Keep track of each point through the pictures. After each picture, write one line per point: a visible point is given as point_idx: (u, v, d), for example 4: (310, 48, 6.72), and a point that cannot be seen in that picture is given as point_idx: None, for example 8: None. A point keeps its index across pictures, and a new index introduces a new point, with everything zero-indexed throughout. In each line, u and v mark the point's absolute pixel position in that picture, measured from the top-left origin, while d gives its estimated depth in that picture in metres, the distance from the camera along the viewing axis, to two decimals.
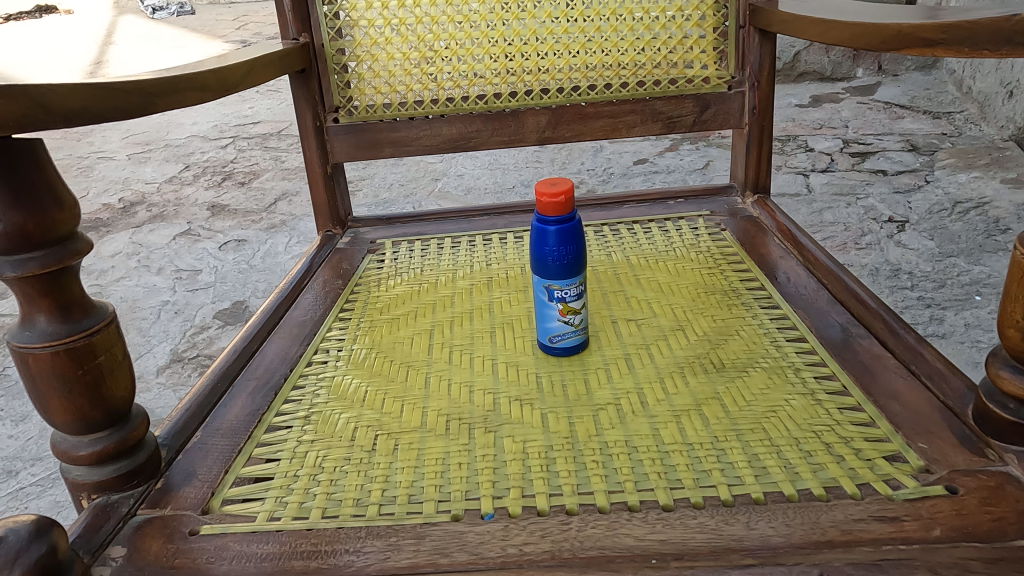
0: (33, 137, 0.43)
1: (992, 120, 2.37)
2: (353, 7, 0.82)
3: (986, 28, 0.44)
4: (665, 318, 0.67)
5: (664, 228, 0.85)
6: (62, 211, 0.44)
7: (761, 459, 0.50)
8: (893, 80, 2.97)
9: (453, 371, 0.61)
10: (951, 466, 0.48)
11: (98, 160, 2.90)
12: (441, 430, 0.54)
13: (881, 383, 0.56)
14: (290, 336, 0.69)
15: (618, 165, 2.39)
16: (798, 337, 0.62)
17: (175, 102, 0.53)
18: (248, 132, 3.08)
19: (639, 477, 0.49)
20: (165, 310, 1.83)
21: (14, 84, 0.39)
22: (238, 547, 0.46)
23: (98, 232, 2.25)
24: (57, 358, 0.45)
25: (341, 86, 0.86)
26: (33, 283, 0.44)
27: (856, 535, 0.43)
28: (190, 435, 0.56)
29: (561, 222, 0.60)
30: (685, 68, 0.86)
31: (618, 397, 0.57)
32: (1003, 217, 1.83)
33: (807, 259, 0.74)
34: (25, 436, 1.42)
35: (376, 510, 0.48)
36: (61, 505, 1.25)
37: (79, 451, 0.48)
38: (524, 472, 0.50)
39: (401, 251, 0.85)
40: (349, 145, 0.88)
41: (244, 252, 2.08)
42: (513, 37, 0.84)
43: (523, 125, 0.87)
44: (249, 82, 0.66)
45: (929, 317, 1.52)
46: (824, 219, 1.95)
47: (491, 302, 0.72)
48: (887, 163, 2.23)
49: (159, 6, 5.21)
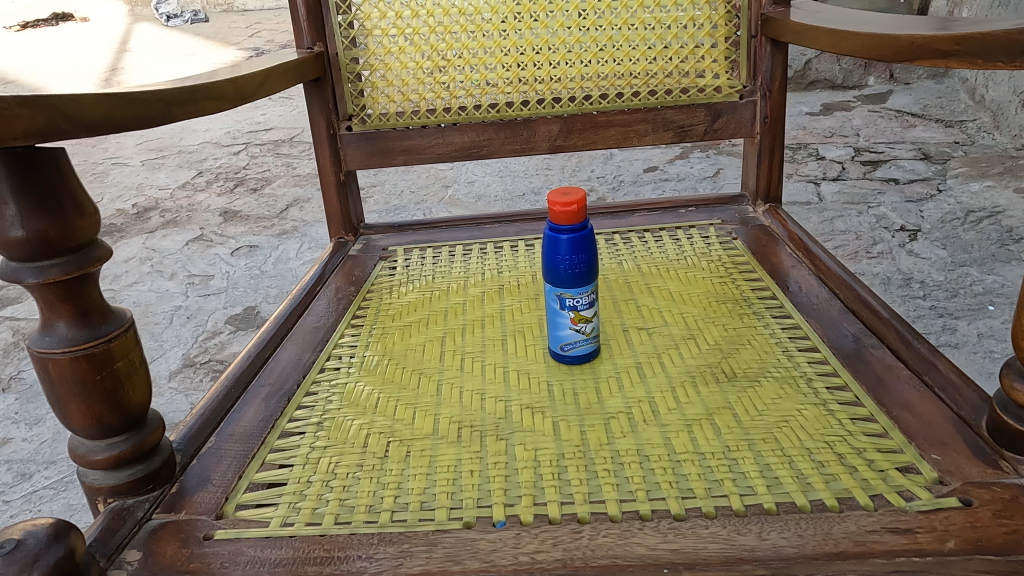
0: (56, 145, 0.44)
1: (1004, 129, 2.36)
2: (367, 17, 0.83)
3: (1000, 40, 0.44)
4: (676, 327, 0.67)
5: (675, 237, 0.85)
6: (84, 219, 0.44)
7: (773, 468, 0.50)
8: (905, 88, 2.96)
9: (465, 378, 0.62)
10: (964, 478, 0.47)
11: (112, 166, 2.93)
12: (453, 437, 0.55)
13: (893, 393, 0.56)
14: (304, 341, 0.69)
15: (628, 172, 2.40)
16: (810, 347, 0.62)
17: (193, 111, 0.53)
18: (259, 138, 3.11)
19: (651, 486, 0.49)
20: (178, 315, 1.84)
21: (38, 95, 0.39)
22: (252, 552, 0.46)
23: (112, 238, 2.27)
24: (76, 364, 0.46)
25: (355, 94, 0.87)
26: (53, 289, 0.45)
27: (870, 546, 0.43)
28: (204, 440, 0.56)
29: (573, 231, 0.60)
30: (697, 77, 0.86)
31: (629, 405, 0.57)
32: (1016, 227, 1.82)
33: (819, 268, 0.74)
34: (40, 438, 1.44)
35: (388, 516, 0.48)
36: (74, 508, 1.26)
37: (95, 455, 0.49)
38: (536, 480, 0.50)
39: (413, 258, 0.85)
40: (362, 153, 0.89)
41: (256, 257, 2.09)
42: (525, 46, 0.84)
43: (535, 133, 0.88)
44: (264, 92, 0.66)
45: (941, 327, 1.52)
46: (835, 228, 1.95)
47: (502, 309, 0.72)
48: (898, 172, 2.22)
49: (173, 14, 5.29)
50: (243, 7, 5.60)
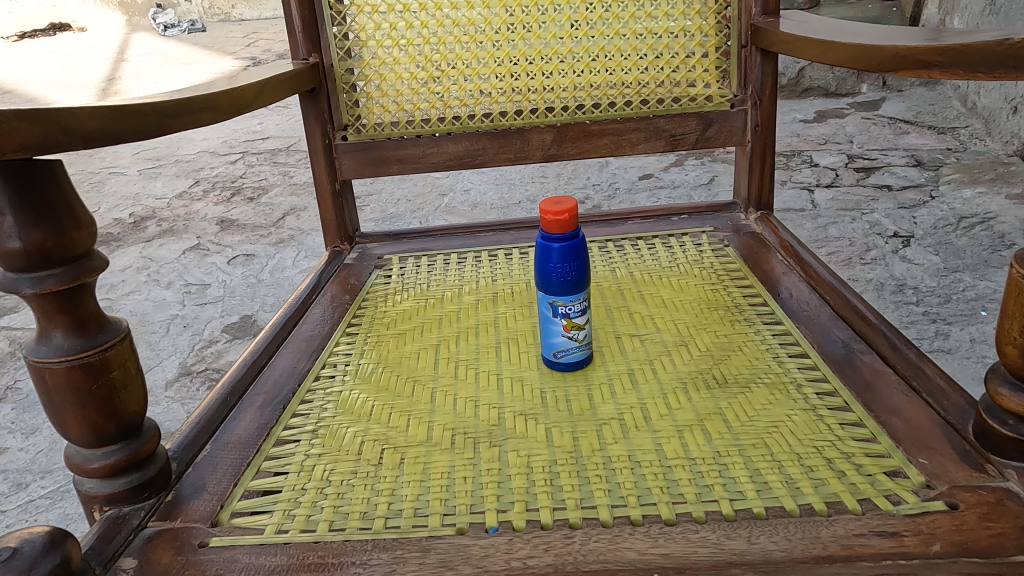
0: (53, 158, 0.45)
1: (996, 135, 2.39)
2: (362, 28, 0.84)
3: (980, 52, 0.45)
4: (668, 334, 0.67)
5: (667, 245, 0.86)
6: (80, 229, 0.45)
7: (763, 474, 0.50)
8: (898, 95, 2.99)
9: (459, 386, 0.62)
10: (951, 482, 0.48)
11: (110, 175, 2.94)
12: (447, 444, 0.55)
13: (882, 399, 0.56)
14: (299, 349, 0.70)
15: (623, 180, 2.41)
16: (800, 353, 0.63)
17: (189, 123, 0.54)
18: (257, 147, 3.12)
19: (642, 491, 0.49)
20: (175, 324, 1.85)
21: (37, 109, 0.40)
22: (247, 559, 0.46)
23: (109, 247, 2.27)
24: (72, 373, 0.46)
25: (350, 105, 0.87)
26: (49, 299, 0.45)
27: (857, 550, 0.44)
28: (200, 449, 0.57)
29: (565, 239, 0.61)
30: (689, 87, 0.87)
31: (621, 412, 0.57)
32: (1008, 232, 1.83)
33: (809, 276, 0.75)
34: (37, 448, 1.44)
35: (382, 523, 0.48)
36: (70, 517, 1.26)
37: (91, 464, 0.49)
38: (528, 486, 0.51)
39: (408, 267, 0.86)
40: (357, 162, 0.89)
41: (252, 266, 2.10)
42: (518, 57, 0.85)
43: (529, 142, 0.89)
44: (260, 102, 0.67)
45: (935, 332, 1.52)
46: (828, 234, 1.96)
47: (497, 317, 0.73)
48: (891, 178, 2.24)
49: (171, 24, 5.34)
50: (240, 17, 5.60)
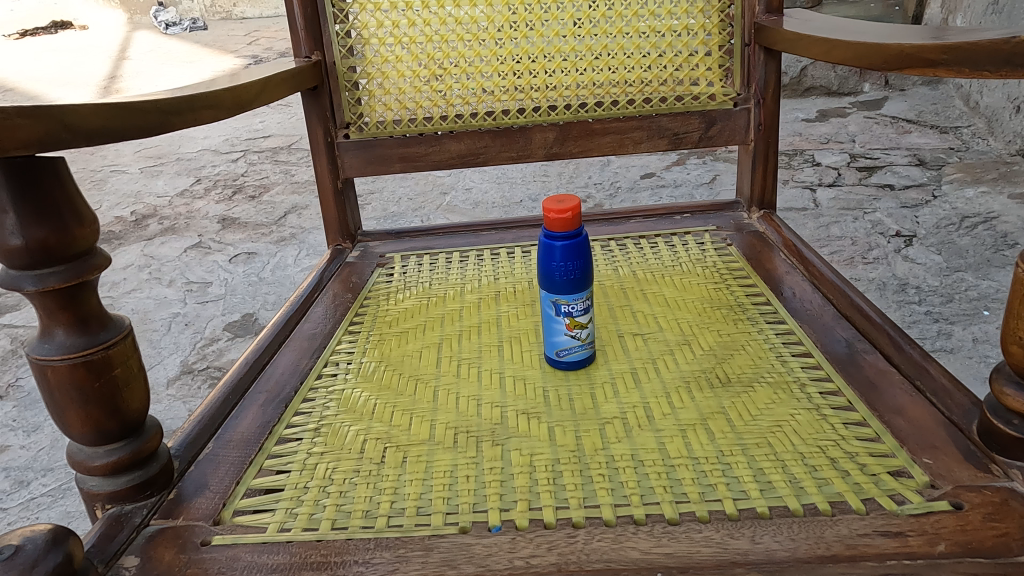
0: (56, 155, 0.45)
1: (999, 135, 2.39)
2: (364, 26, 0.84)
3: (987, 49, 0.45)
4: (671, 332, 0.67)
5: (669, 244, 0.86)
6: (82, 227, 0.45)
7: (766, 473, 0.50)
8: (900, 94, 2.98)
9: (462, 384, 0.62)
10: (956, 481, 0.48)
11: (111, 173, 2.94)
12: (449, 442, 0.55)
13: (886, 399, 0.56)
14: (301, 348, 0.70)
15: (625, 179, 2.41)
16: (803, 352, 0.63)
17: (191, 121, 0.54)
18: (258, 145, 3.12)
19: (644, 491, 0.49)
20: (176, 322, 1.85)
21: (39, 106, 0.40)
22: (250, 557, 0.46)
23: (110, 245, 2.27)
24: (74, 371, 0.46)
25: (352, 102, 0.87)
26: (52, 297, 0.45)
27: (861, 550, 0.44)
28: (202, 447, 0.57)
29: (568, 238, 0.61)
30: (691, 85, 0.87)
31: (624, 411, 0.57)
32: (1011, 232, 1.83)
33: (813, 275, 0.74)
34: (37, 446, 1.44)
35: (385, 521, 0.48)
36: (71, 515, 1.26)
37: (93, 462, 0.49)
38: (531, 484, 0.50)
39: (410, 265, 0.86)
40: (359, 161, 0.89)
41: (254, 264, 2.10)
42: (521, 55, 0.85)
43: (531, 141, 0.88)
44: (262, 100, 0.67)
45: (937, 331, 1.52)
46: (831, 233, 1.96)
47: (499, 316, 0.73)
48: (894, 177, 2.24)
49: (173, 23, 5.35)
50: (241, 15, 5.60)
